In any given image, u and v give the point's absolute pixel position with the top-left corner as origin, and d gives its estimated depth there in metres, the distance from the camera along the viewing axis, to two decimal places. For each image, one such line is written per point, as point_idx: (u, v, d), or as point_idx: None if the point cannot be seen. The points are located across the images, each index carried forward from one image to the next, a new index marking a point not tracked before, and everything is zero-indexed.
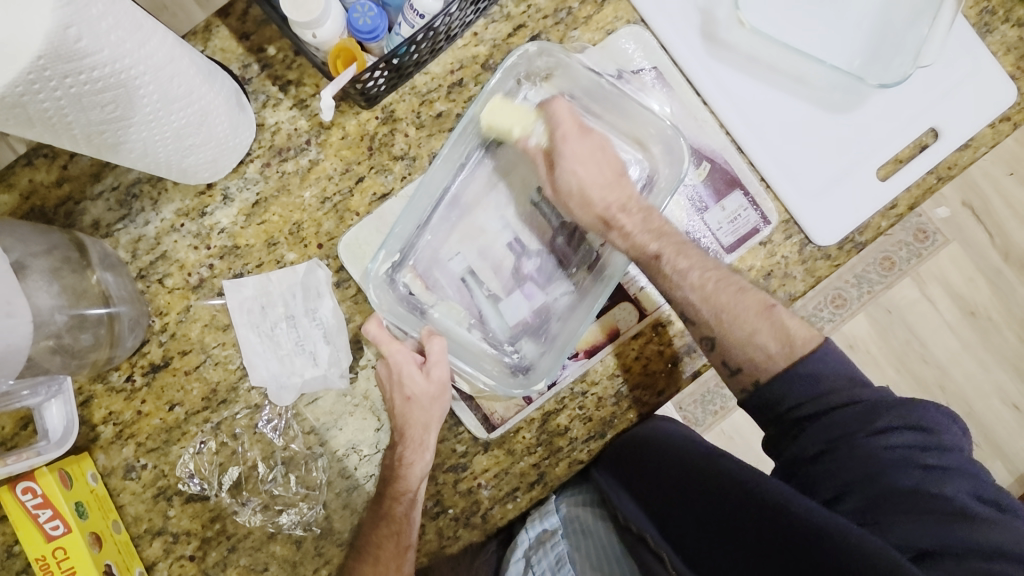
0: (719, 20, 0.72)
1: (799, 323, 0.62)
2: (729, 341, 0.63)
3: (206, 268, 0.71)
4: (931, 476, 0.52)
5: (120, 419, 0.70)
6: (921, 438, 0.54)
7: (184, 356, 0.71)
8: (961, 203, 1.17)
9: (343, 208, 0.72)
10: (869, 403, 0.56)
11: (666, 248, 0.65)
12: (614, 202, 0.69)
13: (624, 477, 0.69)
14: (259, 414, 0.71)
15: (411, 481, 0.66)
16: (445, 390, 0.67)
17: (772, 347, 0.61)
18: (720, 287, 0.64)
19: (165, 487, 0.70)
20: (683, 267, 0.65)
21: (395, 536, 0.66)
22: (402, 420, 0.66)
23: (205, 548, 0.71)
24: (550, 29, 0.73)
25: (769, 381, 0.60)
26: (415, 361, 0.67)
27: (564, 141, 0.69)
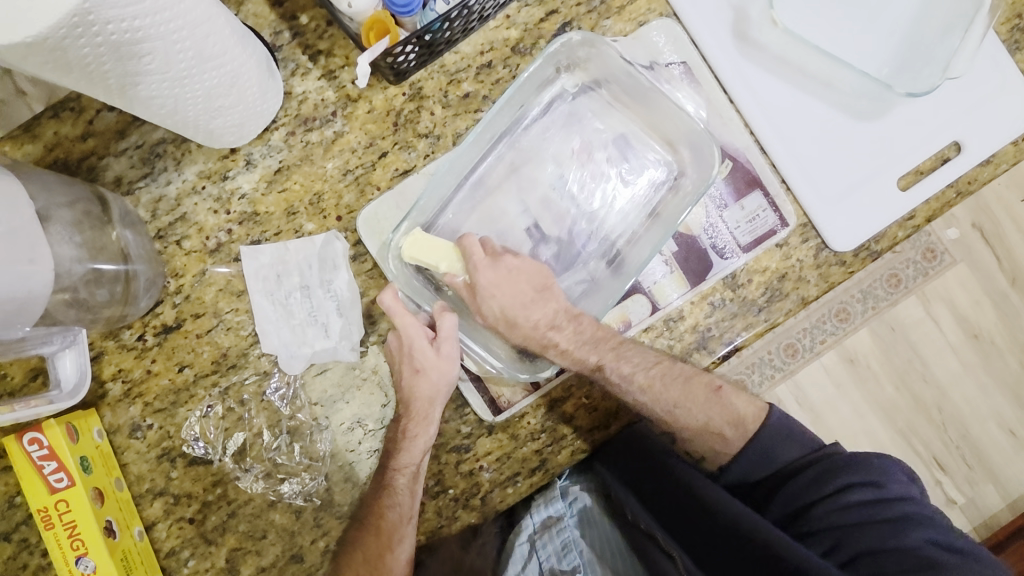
0: (751, 19, 0.72)
1: (743, 399, 0.67)
2: (688, 432, 0.67)
3: (224, 232, 0.71)
4: (892, 529, 0.56)
5: (129, 377, 0.70)
6: (873, 491, 0.59)
7: (197, 319, 0.71)
8: (972, 224, 1.09)
9: (364, 182, 0.72)
10: (825, 464, 0.62)
11: (605, 356, 0.67)
12: (545, 321, 0.67)
13: (625, 471, 0.70)
14: (267, 382, 0.71)
15: (415, 456, 0.66)
16: (455, 365, 0.67)
17: (728, 432, 0.65)
18: (666, 385, 0.67)
19: (169, 448, 0.70)
20: (627, 374, 0.66)
21: (395, 506, 0.66)
22: (409, 392, 0.67)
23: (205, 511, 0.71)
24: (582, 17, 0.73)
25: (730, 463, 0.65)
26: (426, 336, 0.67)
27: (477, 273, 0.66)
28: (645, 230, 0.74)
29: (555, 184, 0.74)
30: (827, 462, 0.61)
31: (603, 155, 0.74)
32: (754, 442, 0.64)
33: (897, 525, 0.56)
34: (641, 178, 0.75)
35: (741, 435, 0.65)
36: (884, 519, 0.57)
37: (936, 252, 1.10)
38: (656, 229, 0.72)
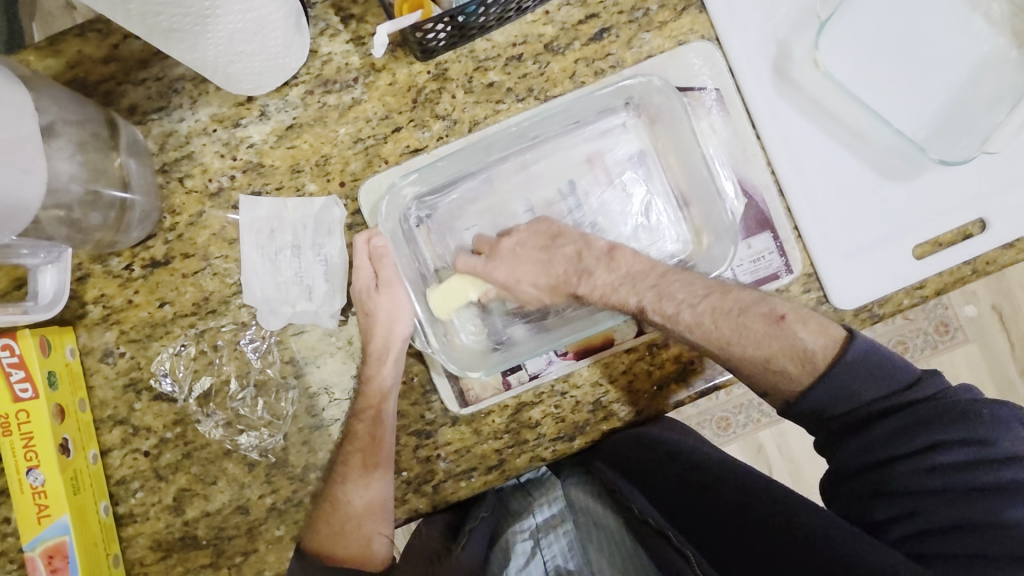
0: (794, 57, 0.70)
1: (811, 333, 0.58)
2: (747, 370, 0.60)
3: (227, 178, 0.71)
4: (985, 500, 0.49)
5: (110, 303, 0.71)
6: (969, 451, 0.50)
7: (185, 259, 0.71)
8: (991, 306, 1.14)
9: (373, 153, 0.71)
10: (913, 415, 0.53)
11: (646, 297, 0.64)
12: (572, 269, 0.69)
13: (631, 469, 0.67)
14: (243, 332, 0.71)
15: (374, 397, 0.67)
16: (401, 306, 0.69)
17: (794, 364, 0.57)
18: (716, 320, 0.60)
19: (137, 379, 0.71)
20: (671, 314, 0.62)
21: (361, 451, 0.67)
22: (364, 337, 0.69)
23: (161, 447, 0.71)
24: (622, 26, 0.71)
25: (798, 401, 0.57)
26: (373, 278, 0.69)
27: (492, 274, 0.69)
28: None
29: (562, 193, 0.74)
30: (919, 410, 0.53)
31: (619, 173, 0.74)
32: (828, 377, 0.55)
33: (994, 498, 0.48)
34: (665, 227, 0.74)
35: (783, 395, 0.58)
36: (979, 488, 0.49)
37: (951, 328, 1.14)
38: None
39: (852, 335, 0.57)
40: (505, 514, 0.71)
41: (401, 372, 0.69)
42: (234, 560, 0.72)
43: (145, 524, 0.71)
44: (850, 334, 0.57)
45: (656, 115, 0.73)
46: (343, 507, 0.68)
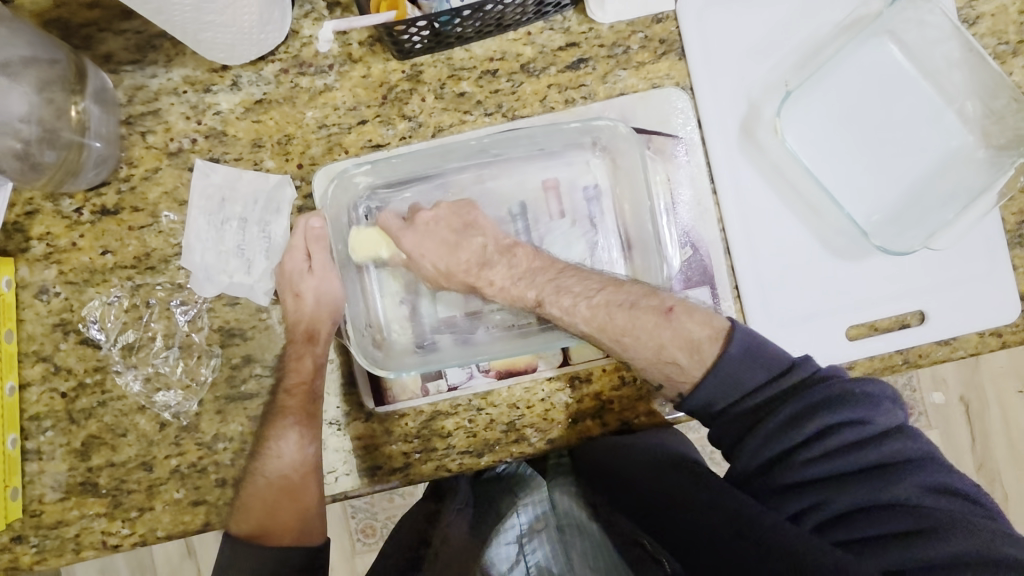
0: (762, 119, 0.71)
1: (697, 322, 0.60)
2: (643, 362, 0.61)
3: (188, 140, 0.72)
4: (880, 479, 0.50)
5: (54, 242, 0.72)
6: (858, 430, 0.52)
7: (134, 212, 0.72)
8: (959, 397, 1.13)
9: (335, 141, 0.72)
10: (802, 401, 0.54)
11: (544, 291, 0.66)
12: (474, 260, 0.69)
13: (596, 474, 0.66)
14: (177, 294, 0.72)
15: (304, 373, 0.70)
16: (331, 285, 0.71)
17: (683, 359, 0.59)
18: (612, 311, 0.62)
19: (67, 320, 0.72)
20: (567, 306, 0.63)
21: (295, 422, 0.69)
22: (292, 317, 0.70)
23: (78, 391, 0.72)
24: (600, 59, 0.72)
25: (690, 393, 0.58)
26: (306, 260, 0.71)
27: (399, 241, 0.69)
28: None
29: (513, 213, 0.75)
30: (806, 396, 0.54)
31: (572, 203, 0.74)
32: (715, 371, 0.57)
33: (886, 474, 0.50)
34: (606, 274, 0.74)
35: (678, 387, 0.60)
36: (869, 466, 0.51)
37: (914, 412, 1.14)
38: None
39: (733, 325, 0.59)
40: (487, 505, 0.79)
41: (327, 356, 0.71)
42: (129, 514, 0.72)
43: (50, 464, 0.72)
44: (732, 325, 0.59)
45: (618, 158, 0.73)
46: (282, 480, 0.70)
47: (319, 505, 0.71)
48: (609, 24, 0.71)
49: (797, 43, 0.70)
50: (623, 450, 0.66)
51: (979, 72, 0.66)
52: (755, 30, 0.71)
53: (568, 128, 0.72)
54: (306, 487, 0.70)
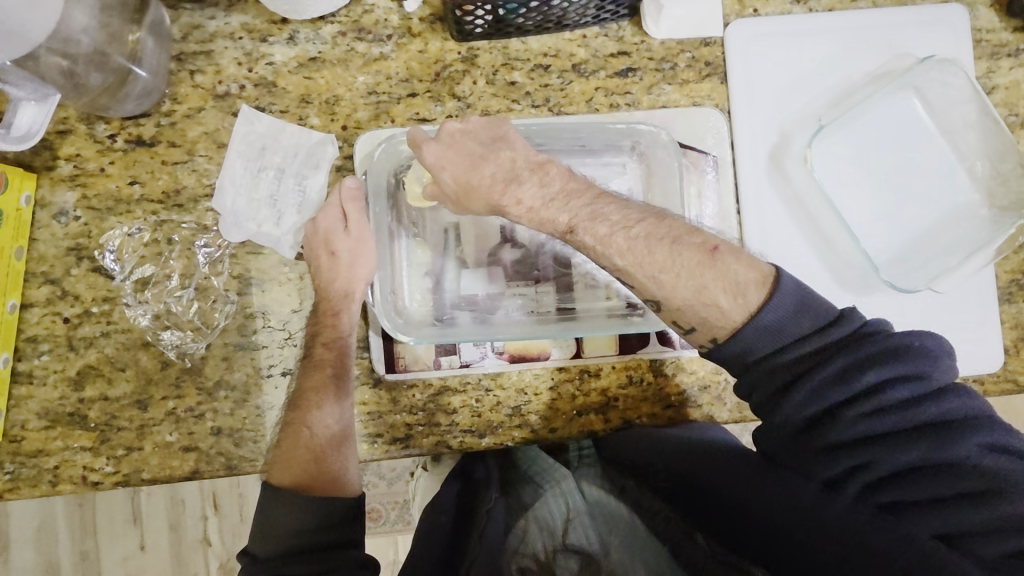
0: (791, 150, 0.75)
1: (742, 266, 0.57)
2: (676, 301, 0.58)
3: (237, 86, 0.72)
4: (935, 438, 0.51)
5: (82, 165, 0.71)
6: (913, 388, 0.52)
7: (170, 147, 0.71)
8: None
9: (383, 109, 0.73)
10: (856, 357, 0.53)
11: (579, 215, 0.61)
12: (500, 175, 0.63)
13: (632, 465, 0.68)
14: (202, 235, 0.71)
15: (343, 329, 0.69)
16: (367, 242, 0.70)
17: (726, 303, 0.56)
18: (652, 246, 0.58)
19: (82, 246, 0.71)
20: (603, 236, 0.59)
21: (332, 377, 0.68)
22: (328, 275, 0.69)
23: (83, 318, 0.71)
24: (647, 70, 0.75)
25: (726, 339, 0.56)
26: (342, 222, 0.70)
27: (422, 150, 0.65)
28: (607, 316, 0.73)
29: None
30: (858, 348, 0.53)
31: None
32: (755, 317, 0.55)
33: (941, 434, 0.51)
34: None
35: (713, 332, 0.57)
36: (920, 425, 0.52)
37: None
38: (611, 323, 0.72)
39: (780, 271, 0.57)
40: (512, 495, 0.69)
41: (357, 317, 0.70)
42: (115, 451, 0.71)
43: (40, 389, 0.70)
44: (778, 271, 0.57)
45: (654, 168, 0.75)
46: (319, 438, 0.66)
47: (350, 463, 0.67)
48: (660, 39, 0.75)
49: (830, 86, 0.75)
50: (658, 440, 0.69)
51: (990, 137, 0.72)
52: (793, 68, 0.75)
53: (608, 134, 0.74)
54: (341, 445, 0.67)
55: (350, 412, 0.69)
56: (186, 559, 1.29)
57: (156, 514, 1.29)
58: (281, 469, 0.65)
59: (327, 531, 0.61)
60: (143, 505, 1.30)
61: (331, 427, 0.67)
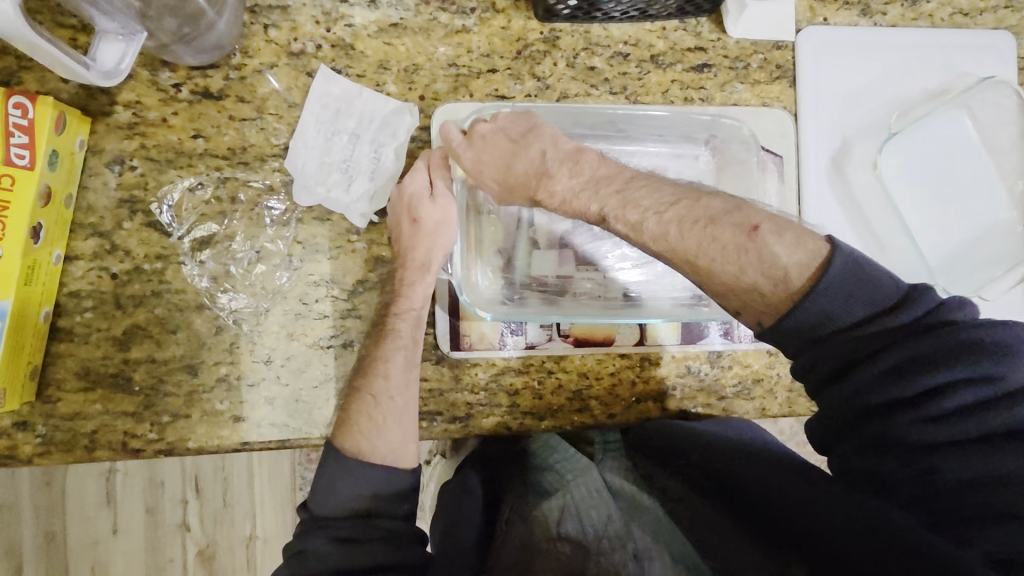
0: (851, 156, 0.78)
1: (784, 244, 0.50)
2: (718, 288, 0.53)
3: (313, 45, 0.69)
4: (998, 446, 0.44)
5: (142, 113, 0.66)
6: (983, 389, 0.45)
7: (239, 102, 0.68)
8: None
9: (462, 82, 0.72)
10: (920, 351, 0.46)
11: (608, 203, 0.58)
12: (533, 171, 0.63)
13: (662, 455, 0.68)
14: (268, 197, 0.69)
15: (415, 301, 0.67)
16: (450, 216, 0.67)
17: (766, 289, 0.50)
18: (683, 230, 0.53)
19: (136, 199, 0.66)
20: (634, 223, 0.56)
21: (403, 349, 0.67)
22: (408, 243, 0.66)
23: (132, 276, 0.66)
24: (722, 68, 0.77)
25: (772, 325, 0.50)
26: (426, 187, 0.66)
27: (459, 156, 0.65)
28: (673, 304, 0.74)
29: None
30: (924, 341, 0.46)
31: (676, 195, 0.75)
32: (800, 304, 0.48)
33: (1009, 444, 0.44)
34: None
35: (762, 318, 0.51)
36: (987, 433, 0.45)
37: None
38: (681, 312, 0.73)
39: (834, 246, 0.49)
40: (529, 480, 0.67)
41: (431, 289, 0.69)
42: (161, 417, 0.67)
43: (80, 348, 0.66)
44: (832, 250, 0.49)
45: (727, 162, 0.76)
46: (382, 405, 0.65)
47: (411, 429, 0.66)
48: (736, 38, 0.76)
49: (889, 98, 0.79)
50: (689, 432, 0.67)
51: None
52: (857, 78, 0.78)
53: (681, 128, 0.76)
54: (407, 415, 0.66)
55: (417, 384, 0.67)
56: (161, 543, 1.27)
57: (130, 498, 1.27)
58: (344, 436, 0.65)
59: (376, 497, 0.62)
60: (118, 486, 1.27)
61: (395, 399, 0.66)
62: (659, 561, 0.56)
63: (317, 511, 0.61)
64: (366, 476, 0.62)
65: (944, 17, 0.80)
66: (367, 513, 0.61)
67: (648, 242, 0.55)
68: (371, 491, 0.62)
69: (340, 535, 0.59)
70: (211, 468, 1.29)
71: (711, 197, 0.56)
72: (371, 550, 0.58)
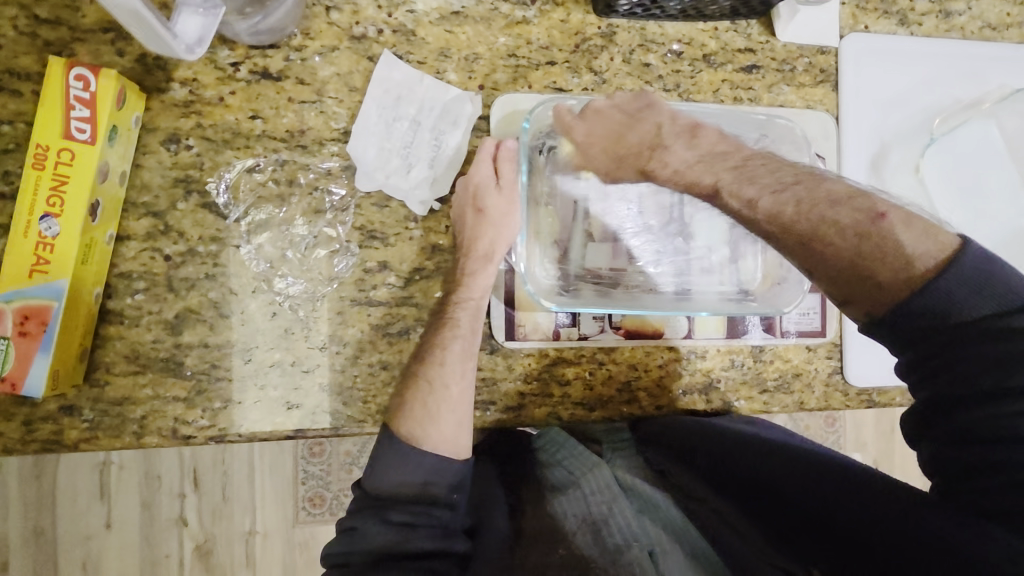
0: (888, 161, 0.81)
1: (911, 234, 0.49)
2: (828, 275, 0.52)
3: (375, 29, 0.68)
4: None
5: (198, 91, 0.64)
6: None
7: (298, 84, 0.67)
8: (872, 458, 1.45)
9: (521, 74, 0.72)
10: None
11: (724, 177, 0.58)
12: (647, 143, 0.65)
13: (679, 451, 0.70)
14: (327, 181, 0.68)
15: (476, 291, 0.68)
16: (513, 209, 0.70)
17: (884, 276, 0.49)
18: (800, 211, 0.53)
19: (192, 179, 0.65)
20: (750, 199, 0.56)
21: (460, 338, 0.66)
22: (471, 233, 0.68)
23: (186, 258, 0.65)
24: (770, 70, 0.78)
25: (886, 311, 0.49)
26: (493, 179, 0.69)
27: (573, 130, 0.68)
28: (720, 298, 0.76)
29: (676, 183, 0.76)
30: None
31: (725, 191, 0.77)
32: (918, 293, 0.47)
33: None
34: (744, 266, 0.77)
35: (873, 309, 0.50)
36: None
37: None
38: (727, 306, 0.76)
39: (965, 244, 0.48)
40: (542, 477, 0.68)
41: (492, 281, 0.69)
42: (212, 404, 0.66)
43: (131, 331, 0.64)
44: (962, 246, 0.48)
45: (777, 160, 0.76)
46: (437, 392, 0.64)
47: (466, 412, 0.65)
48: (784, 42, 0.78)
49: (925, 105, 0.82)
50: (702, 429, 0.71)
51: None
52: (896, 84, 0.81)
53: (734, 124, 0.76)
54: (461, 403, 0.65)
55: (473, 374, 0.67)
56: (154, 541, 1.21)
57: None
58: (398, 418, 0.64)
59: (432, 485, 0.61)
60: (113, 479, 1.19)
61: (451, 387, 0.65)
62: (674, 556, 0.58)
63: (368, 487, 0.61)
64: (421, 461, 0.61)
65: (974, 30, 0.83)
66: (422, 494, 0.61)
67: (761, 221, 0.55)
68: (426, 479, 0.61)
69: (392, 518, 0.59)
70: (211, 460, 1.24)
71: (830, 184, 0.55)
72: (419, 535, 0.58)
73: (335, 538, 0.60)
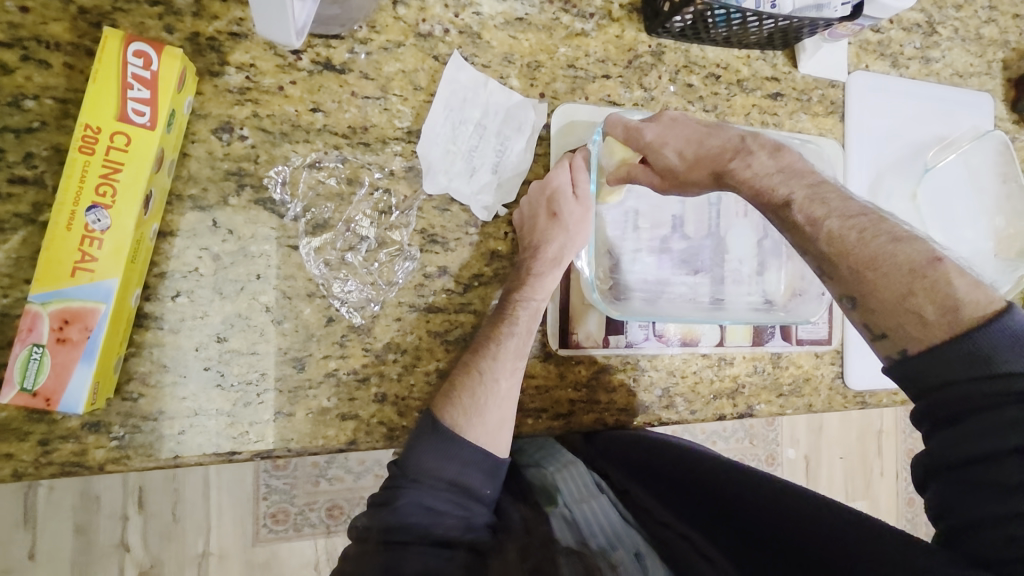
0: (882, 188, 0.91)
1: (968, 284, 0.47)
2: (875, 305, 0.50)
3: (441, 28, 0.66)
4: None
5: (256, 78, 0.60)
6: None
7: (363, 78, 0.63)
8: (804, 455, 1.59)
9: (579, 85, 0.73)
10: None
11: (796, 192, 0.55)
12: (729, 147, 0.60)
13: (647, 477, 0.71)
14: (388, 182, 0.65)
15: (541, 292, 0.67)
16: (586, 219, 0.71)
17: (931, 314, 0.47)
18: (862, 239, 0.51)
19: (245, 172, 0.60)
20: (816, 217, 0.53)
21: (516, 337, 0.65)
22: (541, 234, 0.68)
23: (235, 258, 0.59)
24: (791, 99, 0.85)
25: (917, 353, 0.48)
26: (569, 186, 0.70)
27: (641, 131, 0.65)
28: (750, 308, 0.81)
29: (713, 200, 0.81)
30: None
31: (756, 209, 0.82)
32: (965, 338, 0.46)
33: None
34: (770, 279, 0.83)
35: (911, 343, 0.48)
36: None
37: (775, 461, 1.56)
38: (758, 314, 0.80)
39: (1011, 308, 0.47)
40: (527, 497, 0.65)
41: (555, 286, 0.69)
42: (260, 417, 0.60)
43: (170, 337, 0.58)
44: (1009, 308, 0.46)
45: None
46: (489, 387, 0.63)
47: (507, 416, 0.64)
48: (803, 74, 0.85)
49: (911, 140, 0.92)
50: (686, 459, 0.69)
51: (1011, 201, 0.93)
52: (890, 118, 0.91)
53: None
54: (507, 402, 0.64)
55: (520, 373, 0.66)
56: (93, 567, 1.09)
57: (54, 517, 1.09)
58: (443, 406, 0.62)
59: (462, 479, 0.60)
60: (40, 503, 1.08)
61: (501, 383, 0.64)
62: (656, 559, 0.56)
63: (404, 465, 0.59)
64: (468, 452, 0.61)
65: (947, 76, 0.95)
66: (455, 485, 0.59)
67: (820, 241, 0.52)
68: (461, 469, 0.60)
69: (426, 501, 0.57)
70: (159, 480, 1.13)
71: None
72: (446, 523, 0.57)
73: (367, 512, 0.59)
